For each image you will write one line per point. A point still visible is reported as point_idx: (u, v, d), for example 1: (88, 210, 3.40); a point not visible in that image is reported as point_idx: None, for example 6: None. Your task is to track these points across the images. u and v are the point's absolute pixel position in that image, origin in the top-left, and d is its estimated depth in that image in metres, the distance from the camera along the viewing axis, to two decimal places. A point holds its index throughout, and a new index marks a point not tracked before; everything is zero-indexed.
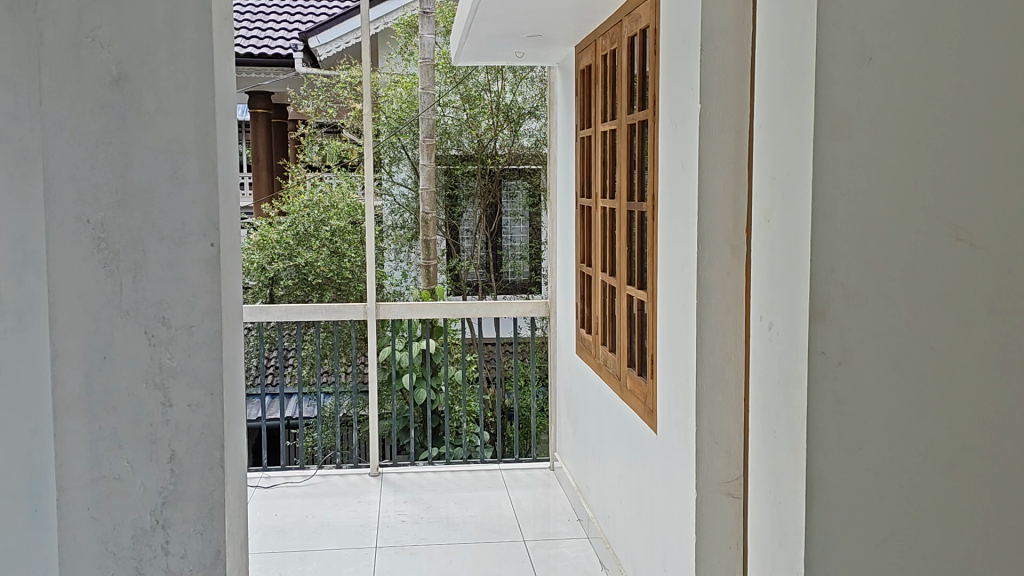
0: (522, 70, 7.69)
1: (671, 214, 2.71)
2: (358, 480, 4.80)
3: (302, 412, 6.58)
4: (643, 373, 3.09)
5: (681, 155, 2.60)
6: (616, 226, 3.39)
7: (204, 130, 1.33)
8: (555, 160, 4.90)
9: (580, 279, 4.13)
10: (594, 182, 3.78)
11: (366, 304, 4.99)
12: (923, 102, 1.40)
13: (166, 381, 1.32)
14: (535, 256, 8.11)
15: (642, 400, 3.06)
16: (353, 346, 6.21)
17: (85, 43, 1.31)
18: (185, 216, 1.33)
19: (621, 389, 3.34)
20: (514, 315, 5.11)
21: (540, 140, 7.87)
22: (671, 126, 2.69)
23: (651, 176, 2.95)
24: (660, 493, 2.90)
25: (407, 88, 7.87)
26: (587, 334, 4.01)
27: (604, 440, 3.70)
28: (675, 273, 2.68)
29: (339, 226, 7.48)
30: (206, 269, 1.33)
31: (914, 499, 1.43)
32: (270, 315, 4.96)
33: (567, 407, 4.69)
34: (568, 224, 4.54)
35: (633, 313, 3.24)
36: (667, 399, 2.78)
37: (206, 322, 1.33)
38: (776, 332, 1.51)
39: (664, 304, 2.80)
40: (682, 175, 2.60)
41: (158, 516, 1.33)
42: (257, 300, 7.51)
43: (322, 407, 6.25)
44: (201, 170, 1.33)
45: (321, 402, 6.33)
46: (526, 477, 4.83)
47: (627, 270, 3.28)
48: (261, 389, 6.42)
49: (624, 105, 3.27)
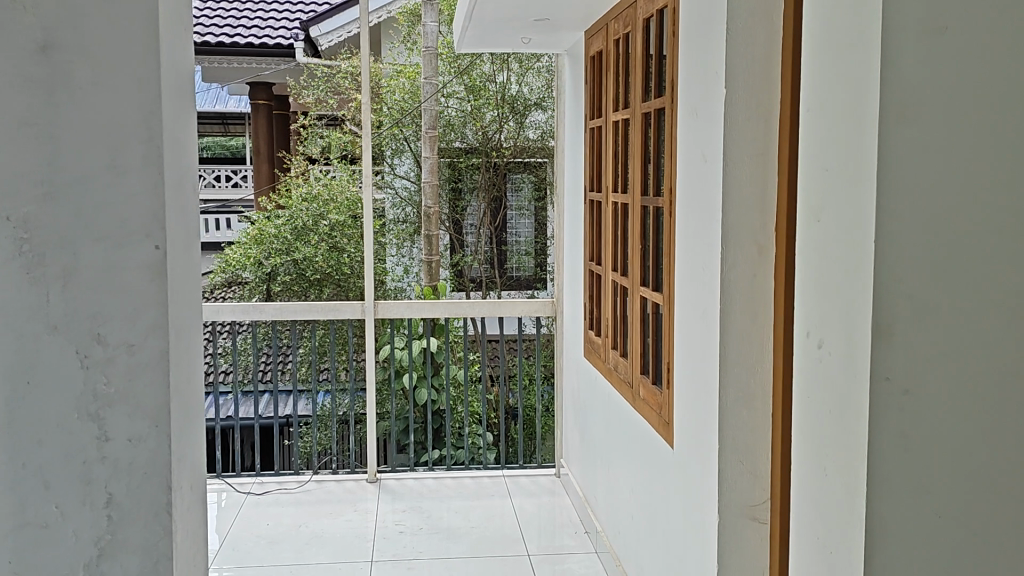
0: (526, 60, 7.46)
1: (690, 209, 2.49)
2: (355, 487, 4.59)
3: (297, 411, 6.37)
4: (658, 381, 2.86)
5: (702, 145, 2.38)
6: (629, 222, 3.16)
7: (149, 107, 1.11)
8: (562, 153, 4.65)
9: (589, 279, 3.91)
10: (605, 175, 3.55)
11: (364, 303, 4.76)
12: (1007, 80, 1.16)
13: (102, 411, 1.11)
14: (540, 252, 7.97)
15: (657, 411, 2.82)
16: (350, 346, 6.00)
17: (5, 4, 1.09)
18: (124, 212, 1.10)
19: (634, 398, 3.11)
20: (518, 315, 4.88)
21: (546, 133, 7.60)
22: (691, 114, 2.46)
23: (668, 169, 2.72)
24: (677, 513, 2.67)
25: (410, 79, 7.62)
26: (596, 337, 3.79)
27: (614, 451, 3.48)
28: (694, 273, 2.46)
29: (339, 220, 7.25)
30: (149, 277, 1.11)
31: (992, 554, 1.20)
32: (264, 314, 4.73)
33: (574, 411, 4.47)
34: (576, 219, 4.31)
35: (646, 316, 3.01)
36: (685, 411, 2.56)
37: (150, 341, 1.11)
38: (827, 352, 1.29)
39: (682, 307, 2.58)
40: (703, 166, 2.38)
41: (93, 570, 1.12)
42: (254, 296, 7.34)
43: (318, 405, 6.04)
44: (143, 158, 1.11)
45: (315, 406, 6.10)
46: (531, 484, 4.61)
47: (641, 270, 3.04)
48: (256, 389, 6.22)
49: (638, 93, 3.04)
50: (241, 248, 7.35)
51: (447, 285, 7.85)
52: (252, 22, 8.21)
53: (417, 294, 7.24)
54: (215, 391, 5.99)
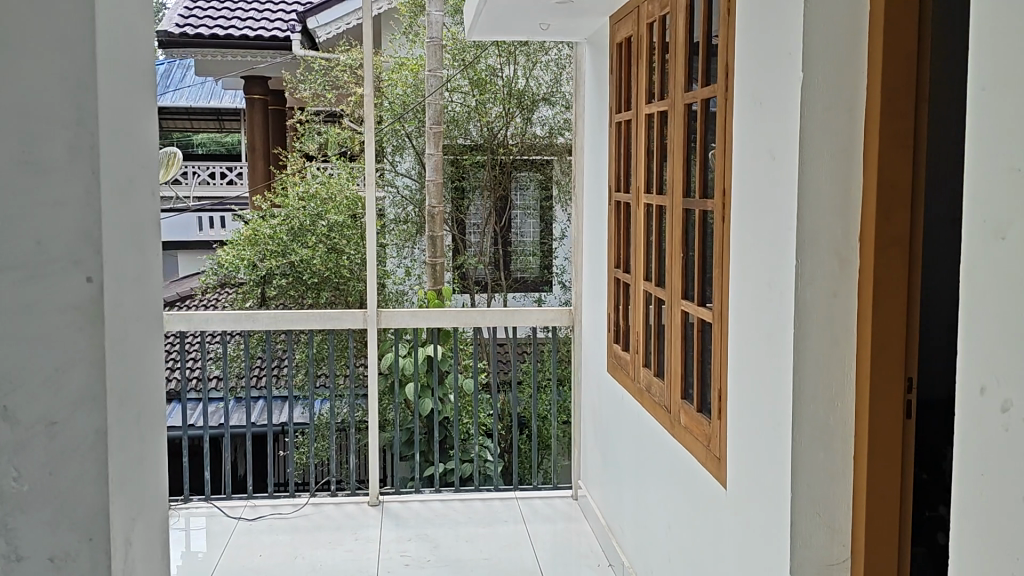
0: (534, 52, 7.10)
1: (751, 216, 2.15)
2: (355, 511, 4.25)
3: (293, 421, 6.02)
4: (704, 409, 2.52)
5: (768, 139, 2.05)
6: (667, 227, 2.82)
7: (78, 76, 0.80)
8: (581, 147, 4.31)
9: (614, 287, 3.58)
10: (635, 174, 3.22)
11: (366, 311, 4.38)
12: None
13: (12, 520, 0.82)
14: (547, 253, 7.65)
15: (703, 443, 2.48)
16: (346, 351, 5.52)
17: None
18: (44, 230, 0.80)
19: (672, 425, 2.77)
20: (533, 325, 4.51)
21: (555, 128, 7.25)
22: (753, 104, 2.13)
23: (720, 168, 2.37)
24: (730, 564, 2.33)
25: (413, 72, 7.22)
26: (623, 351, 3.45)
27: (646, 480, 3.14)
28: (754, 288, 2.13)
29: (337, 220, 6.89)
30: (80, 324, 0.81)
31: None
32: (258, 323, 4.34)
33: (594, 428, 4.13)
34: (597, 220, 3.96)
35: (688, 333, 2.66)
36: (742, 448, 2.22)
37: (79, 415, 0.81)
38: (1012, 413, 1.01)
39: (737, 326, 2.25)
40: (768, 163, 2.05)
41: None
42: (247, 301, 6.95)
43: (314, 415, 5.63)
44: (68, 150, 0.80)
45: (313, 415, 5.74)
46: (545, 508, 4.27)
47: (682, 281, 2.69)
48: (250, 399, 5.87)
49: (680, 82, 2.69)
50: (235, 251, 7.00)
51: (451, 288, 7.54)
52: (247, 14, 7.86)
53: (421, 300, 6.88)
54: (206, 401, 5.65)
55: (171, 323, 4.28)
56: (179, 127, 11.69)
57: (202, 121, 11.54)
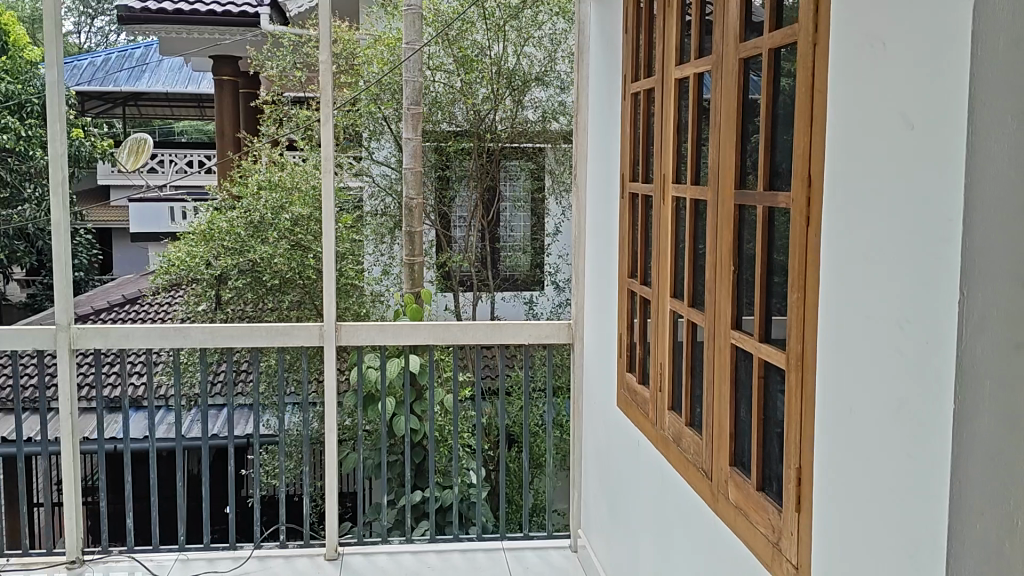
0: (526, 27, 6.33)
1: (860, 214, 1.41)
2: (308, 568, 3.50)
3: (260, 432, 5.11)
4: (767, 489, 1.79)
5: (897, 100, 1.31)
6: (711, 230, 2.09)
7: None
8: (584, 128, 3.58)
9: (627, 302, 2.86)
10: (660, 159, 2.47)
11: (323, 324, 3.61)
12: None
13: None
14: (538, 250, 6.98)
15: (768, 539, 1.75)
16: (302, 365, 4.82)
17: None
18: None
19: (714, 499, 2.04)
20: (524, 341, 3.73)
21: (548, 113, 6.47)
22: (864, 48, 1.40)
23: (798, 145, 1.62)
24: None
25: (390, 47, 6.45)
26: (640, 386, 2.72)
27: (671, 558, 2.41)
28: (865, 323, 1.40)
29: (302, 213, 6.12)
30: None
31: None
32: (190, 339, 3.55)
33: (598, 467, 3.40)
34: (604, 218, 3.24)
35: (741, 374, 1.93)
36: (836, 561, 1.49)
37: None
38: None
39: (828, 386, 1.51)
40: (897, 134, 1.31)
41: None
42: (200, 305, 6.17)
43: (284, 424, 4.72)
44: None
45: (282, 428, 4.81)
46: (540, 565, 3.55)
47: (734, 305, 1.95)
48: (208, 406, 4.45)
49: (734, 32, 1.94)
50: (189, 245, 6.27)
51: (432, 289, 6.81)
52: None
53: (398, 305, 6.14)
54: (149, 407, 4.24)
55: (84, 339, 3.50)
56: (157, 115, 11.08)
57: (183, 108, 11.24)
